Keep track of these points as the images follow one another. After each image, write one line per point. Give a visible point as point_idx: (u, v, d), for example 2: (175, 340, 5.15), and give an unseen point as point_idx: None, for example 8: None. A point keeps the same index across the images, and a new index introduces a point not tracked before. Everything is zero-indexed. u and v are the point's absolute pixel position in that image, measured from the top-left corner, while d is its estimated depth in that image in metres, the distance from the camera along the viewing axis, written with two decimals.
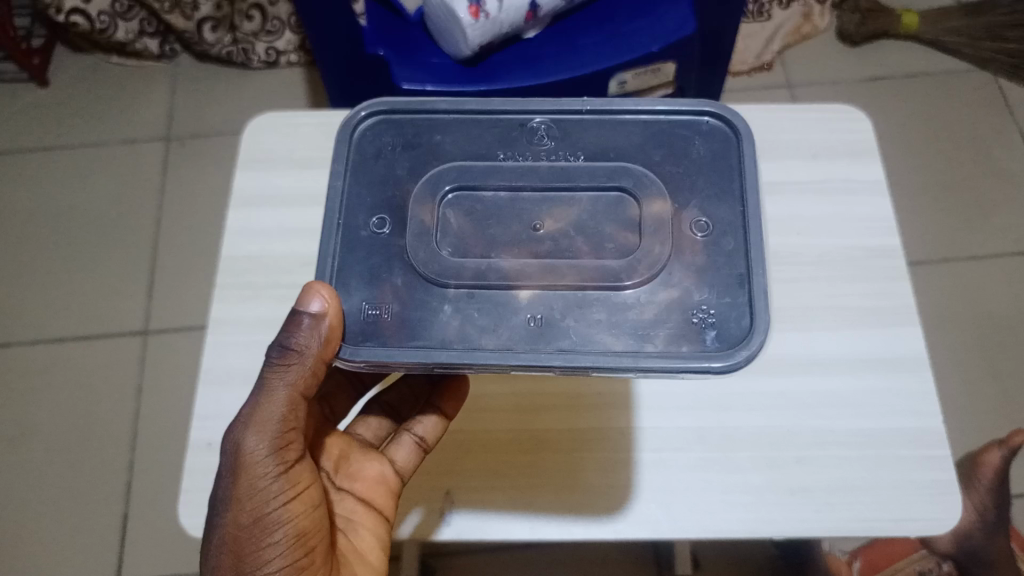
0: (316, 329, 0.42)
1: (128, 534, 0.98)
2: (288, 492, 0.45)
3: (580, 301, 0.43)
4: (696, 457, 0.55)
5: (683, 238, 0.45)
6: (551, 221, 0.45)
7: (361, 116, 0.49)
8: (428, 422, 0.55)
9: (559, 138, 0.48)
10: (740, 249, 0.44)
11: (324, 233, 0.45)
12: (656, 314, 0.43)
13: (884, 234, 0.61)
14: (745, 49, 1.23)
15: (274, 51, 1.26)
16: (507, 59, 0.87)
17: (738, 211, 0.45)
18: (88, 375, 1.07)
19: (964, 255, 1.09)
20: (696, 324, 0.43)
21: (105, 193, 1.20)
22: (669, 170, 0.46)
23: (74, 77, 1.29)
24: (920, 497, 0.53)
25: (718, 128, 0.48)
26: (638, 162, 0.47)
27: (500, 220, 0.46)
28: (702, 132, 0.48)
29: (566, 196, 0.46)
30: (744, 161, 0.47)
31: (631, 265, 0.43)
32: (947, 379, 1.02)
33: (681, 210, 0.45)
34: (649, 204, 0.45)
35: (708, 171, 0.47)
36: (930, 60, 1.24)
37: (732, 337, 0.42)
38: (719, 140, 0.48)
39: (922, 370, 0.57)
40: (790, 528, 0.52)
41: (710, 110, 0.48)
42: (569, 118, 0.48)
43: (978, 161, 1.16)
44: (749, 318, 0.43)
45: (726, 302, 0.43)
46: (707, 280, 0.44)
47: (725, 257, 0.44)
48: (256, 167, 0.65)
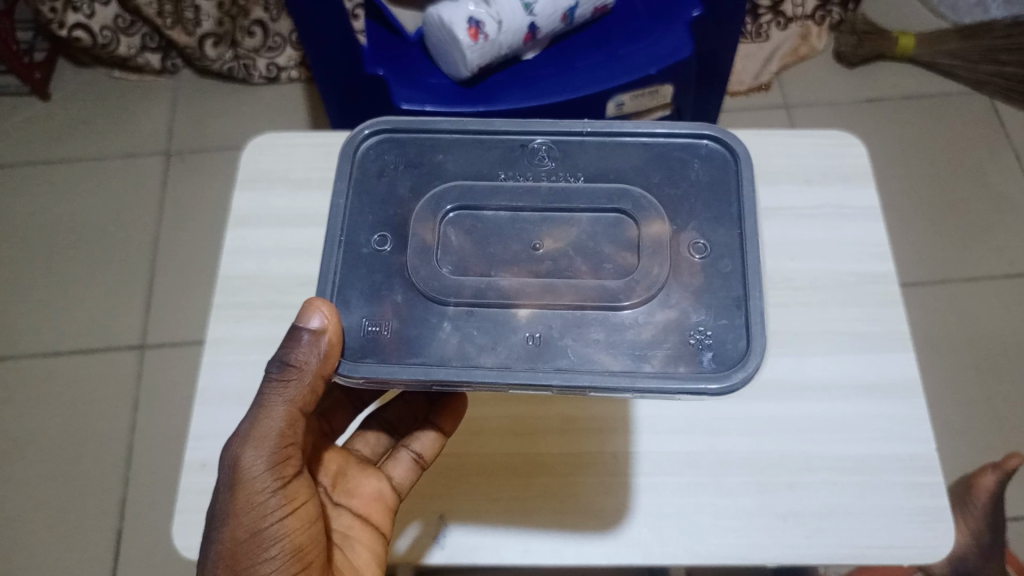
0: (316, 345, 0.43)
1: (121, 549, 0.97)
2: (285, 507, 0.45)
3: (579, 321, 0.43)
4: (689, 482, 0.55)
5: (681, 259, 0.45)
6: (551, 241, 0.46)
7: (365, 134, 0.49)
8: (426, 439, 0.55)
9: (559, 158, 0.48)
10: (738, 272, 0.44)
11: (326, 250, 0.45)
12: (653, 334, 0.43)
13: (877, 260, 0.62)
14: (743, 70, 1.24)
15: (275, 67, 1.27)
16: (505, 80, 0.87)
17: (735, 233, 0.46)
18: (85, 389, 1.07)
19: (959, 276, 1.10)
20: (693, 346, 0.43)
21: (104, 207, 1.21)
22: (667, 192, 0.47)
23: (76, 91, 1.30)
24: (911, 522, 0.53)
25: (717, 152, 0.48)
26: (636, 184, 0.47)
27: (501, 239, 0.46)
28: (701, 155, 0.48)
29: (566, 216, 0.46)
30: (742, 184, 0.47)
31: (629, 286, 0.44)
32: (941, 400, 1.02)
33: (679, 232, 0.46)
34: (648, 225, 0.45)
35: (706, 193, 0.47)
36: (926, 82, 1.24)
37: (728, 358, 0.43)
38: (718, 164, 0.48)
39: (914, 397, 0.57)
40: (782, 555, 0.52)
41: (708, 134, 0.48)
42: (570, 140, 0.49)
43: (974, 183, 1.17)
44: (745, 340, 0.43)
45: (723, 324, 0.43)
46: (704, 302, 0.44)
47: (722, 279, 0.44)
48: (253, 187, 0.66)
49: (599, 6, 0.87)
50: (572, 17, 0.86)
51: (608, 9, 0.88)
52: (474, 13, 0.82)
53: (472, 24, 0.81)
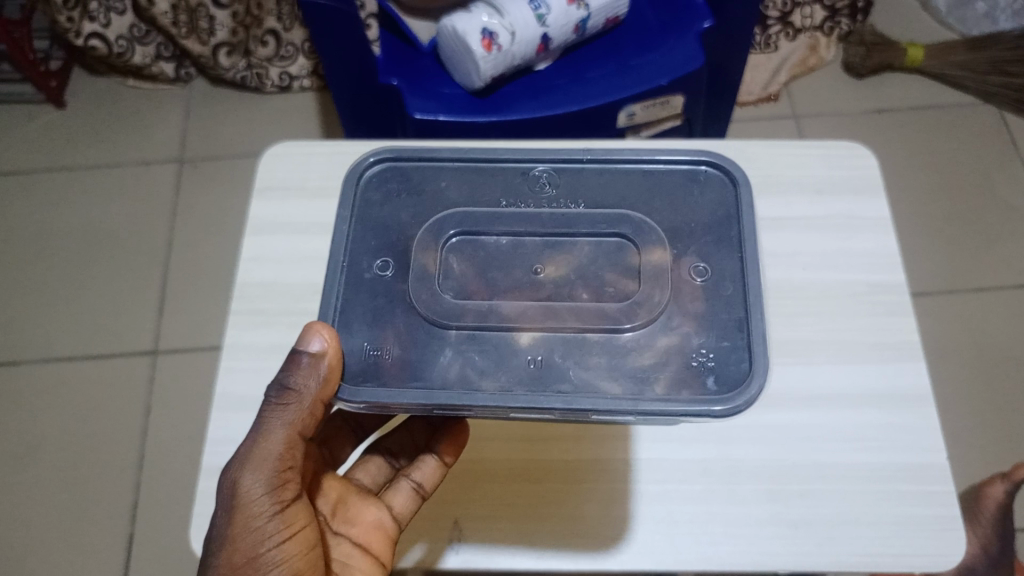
0: (315, 367, 0.43)
1: (133, 552, 0.98)
2: (283, 532, 0.46)
3: (580, 344, 0.44)
4: (701, 489, 0.55)
5: (683, 284, 0.46)
6: (550, 268, 0.46)
7: (370, 162, 0.51)
8: (426, 469, 0.55)
9: (559, 185, 0.49)
10: (739, 294, 0.45)
11: (328, 275, 0.46)
12: (656, 358, 0.44)
13: (888, 269, 0.62)
14: (751, 81, 1.25)
15: (287, 76, 1.28)
16: (517, 90, 0.88)
17: (736, 258, 0.46)
18: (96, 394, 1.08)
19: (968, 286, 1.10)
20: (696, 368, 0.43)
21: (116, 214, 1.22)
22: (667, 218, 0.48)
23: (90, 99, 1.31)
24: (923, 531, 0.53)
25: (716, 177, 0.50)
26: (638, 209, 0.48)
27: (501, 266, 0.46)
28: (700, 182, 0.50)
29: (566, 242, 0.47)
30: (742, 208, 0.48)
31: (631, 309, 0.44)
32: (952, 411, 1.02)
33: (680, 257, 0.46)
34: (649, 252, 0.46)
35: (707, 219, 0.48)
36: (933, 94, 1.25)
37: (731, 379, 0.43)
38: (718, 188, 0.49)
39: (926, 407, 0.57)
40: (793, 562, 0.53)
41: (707, 160, 0.50)
42: (570, 168, 0.50)
43: (981, 194, 1.17)
44: (748, 362, 0.43)
45: (725, 345, 0.44)
46: (707, 325, 0.44)
47: (724, 301, 0.45)
48: (270, 195, 0.66)
49: (610, 17, 0.88)
50: (584, 28, 0.87)
51: (619, 20, 0.89)
52: (487, 25, 0.83)
53: (486, 35, 0.83)
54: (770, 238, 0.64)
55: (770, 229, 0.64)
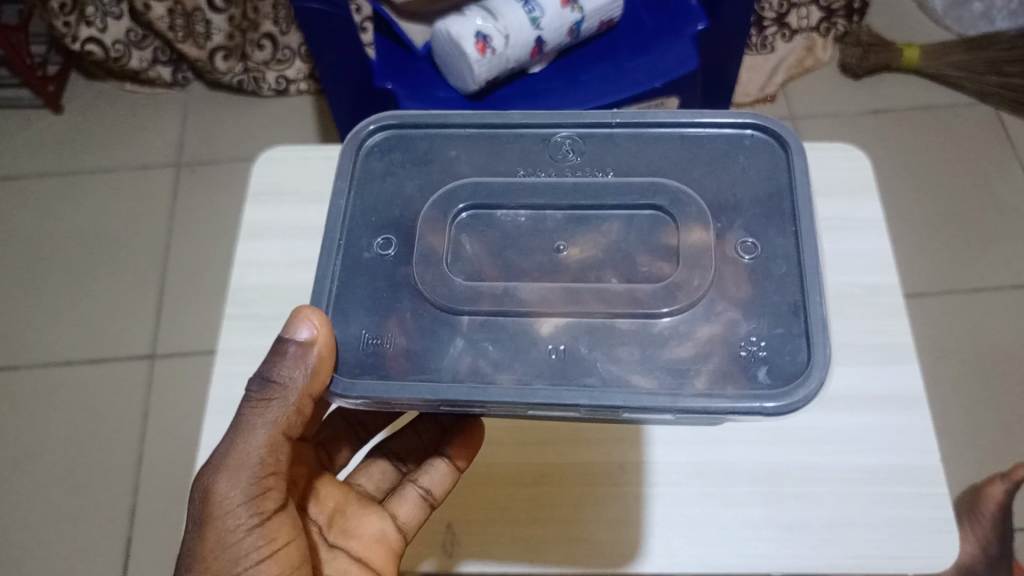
0: (305, 356, 0.43)
1: (131, 556, 0.98)
2: (262, 549, 0.45)
3: (610, 332, 0.43)
4: (696, 492, 0.55)
5: (727, 264, 0.45)
6: (571, 252, 0.46)
7: (370, 130, 0.50)
8: (435, 477, 0.56)
9: (583, 152, 0.49)
10: (793, 276, 0.44)
11: (325, 252, 0.46)
12: (696, 349, 0.43)
13: (883, 272, 0.62)
14: (748, 82, 1.25)
15: (284, 79, 1.29)
16: (511, 93, 0.89)
17: (790, 233, 0.45)
18: (95, 398, 1.08)
19: (966, 286, 1.10)
20: (745, 359, 0.42)
21: (115, 218, 1.22)
22: (709, 188, 0.47)
23: (89, 103, 1.32)
24: (919, 534, 0.53)
25: (764, 141, 0.49)
26: (675, 179, 0.47)
27: (519, 248, 0.46)
28: (746, 146, 0.48)
29: (593, 218, 0.47)
30: (795, 175, 0.47)
31: (668, 293, 0.44)
32: (950, 411, 1.02)
33: (724, 234, 0.45)
34: (687, 231, 0.45)
35: (755, 187, 0.47)
36: (930, 94, 1.25)
37: (787, 372, 0.42)
38: (767, 153, 0.48)
39: (921, 408, 0.57)
40: (787, 564, 0.53)
41: (753, 124, 0.48)
42: (596, 132, 0.49)
43: (979, 195, 1.17)
44: (805, 352, 0.42)
45: (777, 333, 0.43)
46: (755, 311, 0.43)
47: (776, 283, 0.44)
48: (266, 199, 0.67)
49: (605, 20, 0.88)
50: (578, 32, 0.87)
51: (615, 22, 0.89)
52: (481, 28, 0.83)
53: (480, 38, 0.83)
54: None
55: None
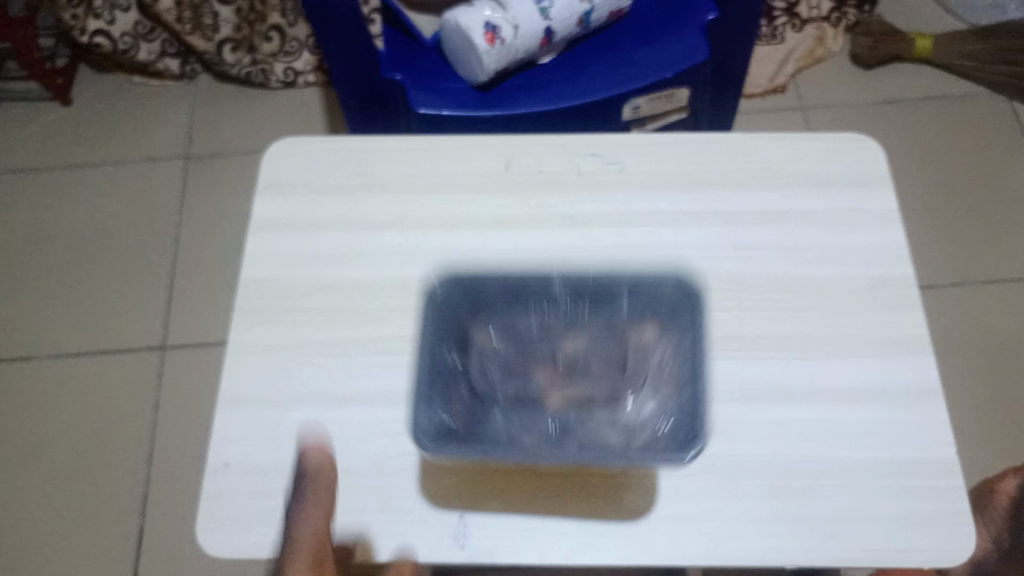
0: None
1: (143, 548, 0.98)
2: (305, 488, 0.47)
3: (531, 402, 0.51)
4: (703, 484, 0.54)
5: (640, 362, 0.55)
6: (572, 343, 0.57)
7: None
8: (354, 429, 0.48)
9: (537, 295, 0.55)
10: (692, 366, 0.51)
11: None
12: (608, 418, 0.54)
13: (893, 264, 0.62)
14: (758, 73, 1.24)
15: (292, 71, 1.28)
16: (518, 84, 0.87)
17: (689, 329, 0.52)
18: (106, 390, 1.08)
19: (977, 277, 1.09)
20: (634, 430, 0.51)
21: (125, 210, 1.22)
22: (630, 313, 0.54)
23: (96, 96, 1.32)
24: (933, 528, 0.53)
25: (686, 294, 0.52)
26: (604, 319, 0.55)
27: (532, 341, 0.57)
28: (666, 310, 0.53)
29: (530, 302, 0.55)
30: (694, 296, 0.52)
31: (592, 364, 0.56)
32: (960, 404, 1.01)
33: (640, 343, 0.54)
34: (610, 326, 0.55)
35: (668, 321, 0.53)
36: (941, 84, 1.24)
37: (677, 444, 0.49)
38: (687, 301, 0.52)
39: (933, 401, 0.57)
40: (797, 557, 0.52)
41: (676, 278, 0.52)
42: (549, 287, 0.55)
43: (991, 185, 1.16)
44: (692, 430, 0.49)
45: (667, 411, 0.51)
46: (650, 389, 0.54)
47: (675, 376, 0.52)
48: (276, 192, 0.67)
49: (614, 10, 0.87)
50: (588, 22, 0.87)
51: (623, 13, 0.89)
52: (490, 18, 0.83)
53: (489, 29, 0.82)
54: (776, 232, 0.63)
55: (773, 226, 0.64)
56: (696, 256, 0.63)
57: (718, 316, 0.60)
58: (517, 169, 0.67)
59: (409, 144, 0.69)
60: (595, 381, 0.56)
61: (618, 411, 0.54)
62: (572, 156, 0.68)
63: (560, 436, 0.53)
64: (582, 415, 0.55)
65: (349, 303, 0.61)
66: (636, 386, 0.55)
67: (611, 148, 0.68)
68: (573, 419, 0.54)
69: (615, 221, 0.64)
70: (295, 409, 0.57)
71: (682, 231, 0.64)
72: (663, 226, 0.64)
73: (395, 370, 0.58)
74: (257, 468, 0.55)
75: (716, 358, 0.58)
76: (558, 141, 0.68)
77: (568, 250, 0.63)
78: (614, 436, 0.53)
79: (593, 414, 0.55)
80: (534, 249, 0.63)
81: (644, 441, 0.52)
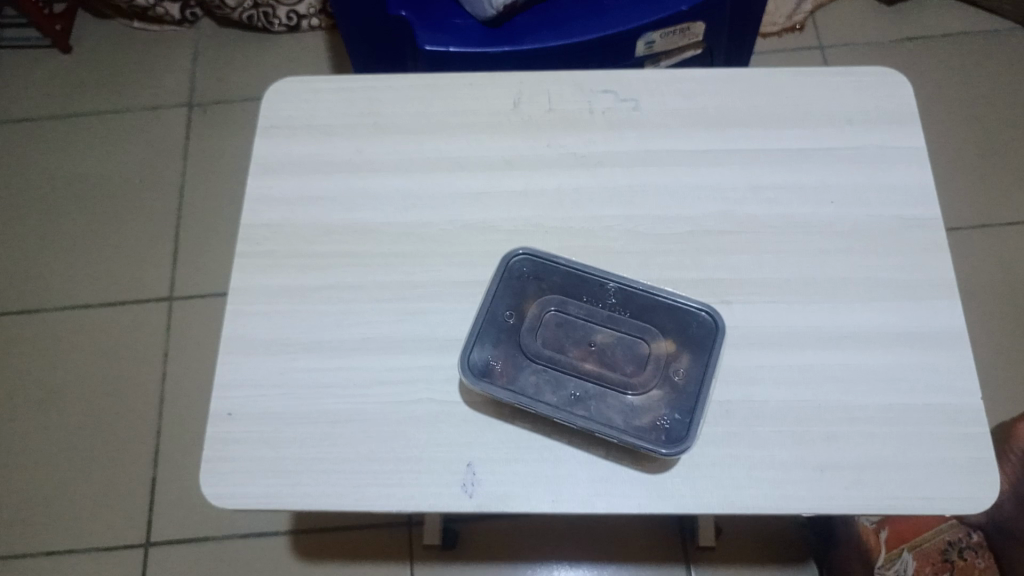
0: None
1: (156, 498, 0.99)
2: None
3: (557, 364, 0.53)
4: (721, 431, 0.52)
5: (672, 364, 0.52)
6: (605, 335, 0.54)
7: None
8: None
9: (585, 274, 0.56)
10: (699, 388, 0.52)
11: None
12: (625, 400, 0.51)
13: (922, 204, 0.59)
14: (776, 10, 1.20)
15: (295, 14, 1.25)
16: (531, 20, 0.83)
17: (706, 363, 0.53)
18: (115, 341, 1.08)
19: (1003, 221, 1.06)
20: (636, 418, 0.51)
21: (128, 160, 1.20)
22: (660, 318, 0.54)
23: (97, 43, 1.29)
24: (960, 475, 0.51)
25: (715, 330, 0.54)
26: (638, 314, 0.54)
27: (576, 322, 0.54)
28: (696, 340, 0.53)
29: (575, 282, 0.56)
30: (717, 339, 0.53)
31: (628, 347, 0.53)
32: (982, 350, 0.99)
33: (670, 355, 0.53)
34: (641, 323, 0.54)
35: (691, 341, 0.53)
36: (968, 21, 1.20)
37: (668, 438, 0.50)
38: (709, 338, 0.54)
39: (961, 345, 0.54)
40: (819, 505, 0.50)
41: (712, 316, 0.54)
42: (595, 276, 0.56)
43: (1020, 125, 1.12)
44: (686, 435, 0.50)
45: (671, 415, 0.51)
46: (670, 393, 0.51)
47: (690, 385, 0.52)
48: (277, 134, 0.64)
49: None
50: None
51: None
52: None
53: None
54: (797, 170, 0.61)
55: (796, 164, 0.61)
56: (714, 196, 0.60)
57: (737, 258, 0.58)
58: (527, 108, 0.64)
59: (415, 82, 0.66)
60: (623, 370, 0.52)
61: (635, 401, 0.51)
62: (585, 93, 0.65)
63: (570, 406, 0.51)
64: (603, 391, 0.52)
65: (355, 248, 0.60)
66: (660, 385, 0.52)
67: (625, 84, 0.65)
68: (592, 393, 0.52)
69: (629, 160, 0.62)
70: (301, 355, 0.56)
71: (699, 170, 0.61)
72: (680, 165, 0.61)
73: (402, 317, 0.57)
74: (263, 415, 0.54)
75: (733, 302, 0.56)
76: (570, 77, 0.65)
77: (581, 191, 0.61)
78: (617, 417, 0.51)
79: (611, 393, 0.52)
80: (546, 190, 0.61)
81: (645, 425, 0.50)
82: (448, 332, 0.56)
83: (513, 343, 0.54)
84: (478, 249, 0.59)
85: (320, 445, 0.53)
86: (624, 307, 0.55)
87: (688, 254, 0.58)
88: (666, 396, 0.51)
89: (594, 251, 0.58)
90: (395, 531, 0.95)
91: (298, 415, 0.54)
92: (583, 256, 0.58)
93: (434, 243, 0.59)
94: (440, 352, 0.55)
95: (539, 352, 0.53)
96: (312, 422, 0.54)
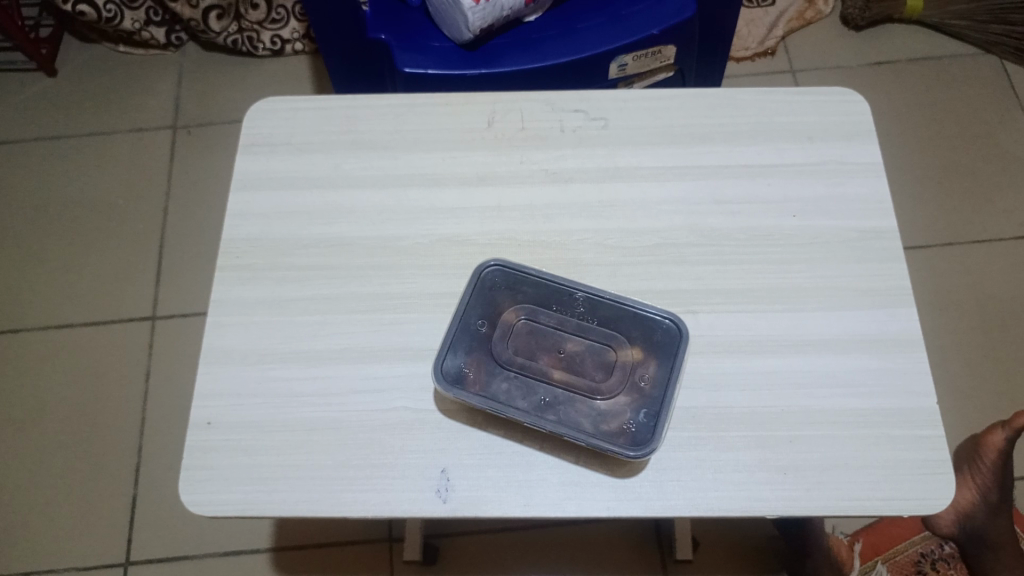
0: None
1: (137, 517, 0.99)
2: None
3: (529, 373, 0.54)
4: (686, 436, 0.54)
5: (638, 369, 0.54)
6: (575, 343, 0.55)
7: None
8: None
9: (555, 285, 0.58)
10: (664, 392, 0.53)
11: None
12: (592, 405, 0.53)
13: (879, 216, 0.62)
14: (748, 35, 1.24)
15: (280, 39, 1.27)
16: (507, 42, 0.86)
17: (669, 367, 0.54)
18: (98, 361, 1.08)
19: (968, 238, 1.09)
20: (604, 422, 0.52)
21: (113, 181, 1.21)
22: (627, 325, 0.56)
23: (83, 67, 1.30)
24: (916, 473, 0.52)
25: (678, 336, 0.56)
26: (607, 322, 0.56)
27: (547, 331, 0.56)
28: (662, 345, 0.55)
29: (547, 293, 0.58)
30: (681, 345, 0.55)
31: (596, 355, 0.55)
32: (948, 361, 1.02)
33: (637, 360, 0.54)
34: (610, 332, 0.56)
35: (656, 346, 0.55)
36: (933, 45, 1.24)
37: (635, 440, 0.52)
38: (674, 343, 0.55)
39: (916, 350, 0.57)
40: (781, 505, 0.52)
41: (675, 323, 0.56)
42: (565, 287, 0.58)
43: (983, 145, 1.16)
44: (651, 436, 0.52)
45: (637, 417, 0.53)
46: (637, 397, 0.53)
47: (656, 389, 0.54)
48: (255, 151, 0.66)
49: None
50: None
51: None
52: None
53: None
54: (759, 185, 0.63)
55: (759, 179, 0.63)
56: (679, 210, 0.62)
57: (702, 270, 0.60)
58: (500, 125, 0.66)
59: (392, 102, 0.68)
60: (592, 376, 0.54)
61: (603, 406, 0.53)
62: (556, 112, 0.67)
63: (540, 410, 0.53)
64: (572, 396, 0.53)
65: (331, 261, 0.61)
66: (627, 391, 0.53)
67: (595, 103, 0.67)
68: (561, 399, 0.53)
69: (598, 176, 0.64)
70: (278, 365, 0.57)
71: (665, 185, 0.63)
72: (647, 181, 0.64)
73: (378, 326, 0.58)
74: (242, 423, 0.55)
75: (698, 311, 0.58)
76: (541, 96, 0.68)
77: (552, 206, 0.63)
78: (585, 421, 0.52)
79: (579, 398, 0.53)
80: (518, 205, 0.63)
81: (613, 429, 0.52)
82: (423, 342, 0.57)
83: (486, 351, 0.55)
84: (452, 261, 0.61)
85: (296, 453, 0.54)
86: (593, 316, 0.57)
87: (655, 265, 0.60)
88: (633, 401, 0.53)
89: (564, 263, 0.60)
90: (374, 547, 0.95)
91: (275, 424, 0.55)
92: (553, 267, 0.60)
93: (409, 256, 0.61)
94: (414, 361, 0.57)
95: (511, 359, 0.55)
96: (289, 430, 0.55)
